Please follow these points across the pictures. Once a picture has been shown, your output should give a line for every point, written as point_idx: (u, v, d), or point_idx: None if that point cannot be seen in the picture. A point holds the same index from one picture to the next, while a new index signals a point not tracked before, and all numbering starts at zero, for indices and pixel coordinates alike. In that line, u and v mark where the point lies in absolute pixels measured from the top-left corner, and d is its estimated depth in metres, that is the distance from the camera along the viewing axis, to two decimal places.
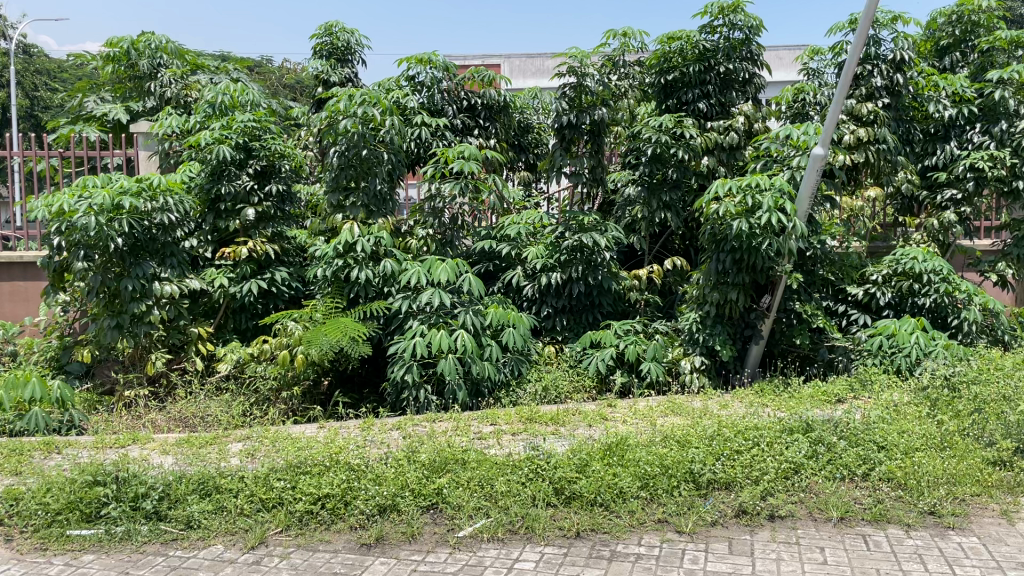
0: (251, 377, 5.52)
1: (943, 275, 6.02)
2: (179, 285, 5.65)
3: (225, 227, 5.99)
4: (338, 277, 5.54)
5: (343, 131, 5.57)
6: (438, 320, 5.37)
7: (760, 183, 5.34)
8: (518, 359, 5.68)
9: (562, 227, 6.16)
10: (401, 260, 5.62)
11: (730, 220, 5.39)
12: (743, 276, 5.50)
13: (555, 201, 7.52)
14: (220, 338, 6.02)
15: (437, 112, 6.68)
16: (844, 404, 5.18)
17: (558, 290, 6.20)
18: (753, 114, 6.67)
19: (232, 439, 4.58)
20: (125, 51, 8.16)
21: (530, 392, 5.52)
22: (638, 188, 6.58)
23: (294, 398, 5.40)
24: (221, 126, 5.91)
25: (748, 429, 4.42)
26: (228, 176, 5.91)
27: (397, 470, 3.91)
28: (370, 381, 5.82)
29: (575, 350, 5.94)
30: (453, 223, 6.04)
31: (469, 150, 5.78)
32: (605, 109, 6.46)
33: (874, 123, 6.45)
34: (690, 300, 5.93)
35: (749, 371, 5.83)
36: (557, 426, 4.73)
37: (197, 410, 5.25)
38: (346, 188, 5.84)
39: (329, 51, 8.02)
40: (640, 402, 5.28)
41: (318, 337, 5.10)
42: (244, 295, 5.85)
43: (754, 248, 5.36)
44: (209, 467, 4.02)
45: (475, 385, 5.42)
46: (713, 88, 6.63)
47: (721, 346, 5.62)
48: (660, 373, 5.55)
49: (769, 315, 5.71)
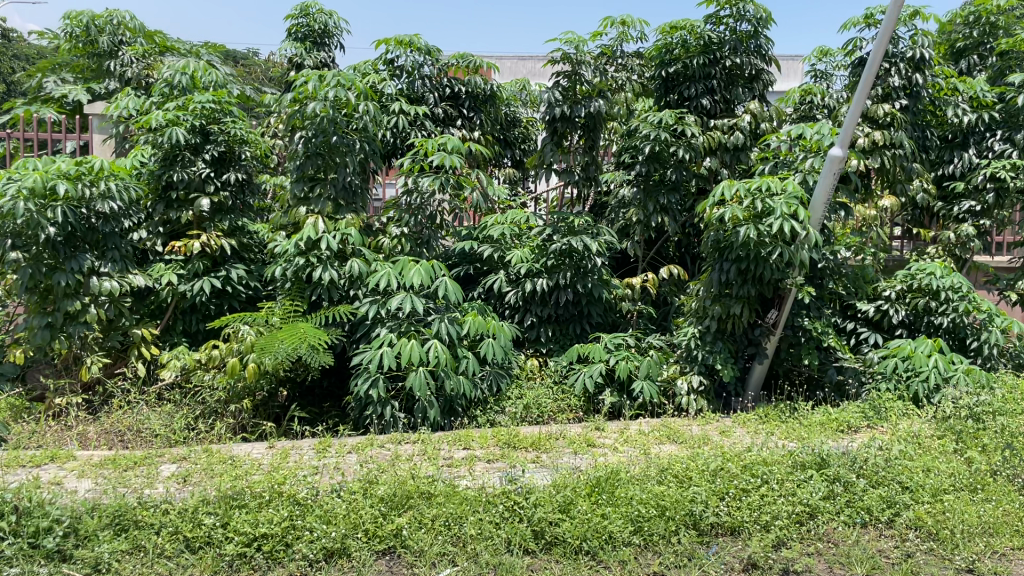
0: (197, 387, 4.92)
1: (961, 293, 5.48)
2: (120, 282, 5.06)
3: (177, 218, 5.39)
4: (299, 277, 4.96)
5: (311, 116, 4.96)
6: (409, 328, 4.82)
7: (772, 186, 4.81)
8: (497, 373, 5.13)
9: (550, 229, 5.64)
10: (370, 260, 5.04)
11: (736, 226, 4.85)
12: (748, 289, 4.96)
13: (543, 202, 7.01)
14: (166, 341, 5.42)
15: (417, 100, 6.12)
16: (858, 434, 4.64)
17: (544, 298, 5.63)
18: (761, 113, 6.10)
19: (165, 460, 4.00)
20: (84, 27, 7.56)
21: (509, 412, 4.98)
22: (633, 189, 6.05)
23: (244, 412, 4.78)
24: (176, 106, 5.30)
25: (756, 464, 3.86)
26: (182, 162, 5.32)
27: (350, 507, 3.33)
28: (332, 395, 5.28)
29: (561, 365, 5.39)
30: (431, 222, 5.43)
31: (451, 142, 5.19)
32: (602, 101, 5.84)
33: (891, 126, 5.95)
34: (689, 313, 5.41)
35: (751, 394, 5.30)
36: (539, 454, 4.18)
37: (133, 423, 4.65)
38: (312, 179, 5.25)
39: (305, 33, 7.47)
40: (632, 426, 4.72)
41: (274, 343, 4.53)
42: (195, 294, 5.25)
43: (762, 257, 4.82)
44: (130, 497, 3.43)
45: (448, 402, 4.86)
46: (718, 83, 6.14)
47: (722, 365, 5.07)
48: (655, 394, 5.00)
49: (774, 332, 5.17)
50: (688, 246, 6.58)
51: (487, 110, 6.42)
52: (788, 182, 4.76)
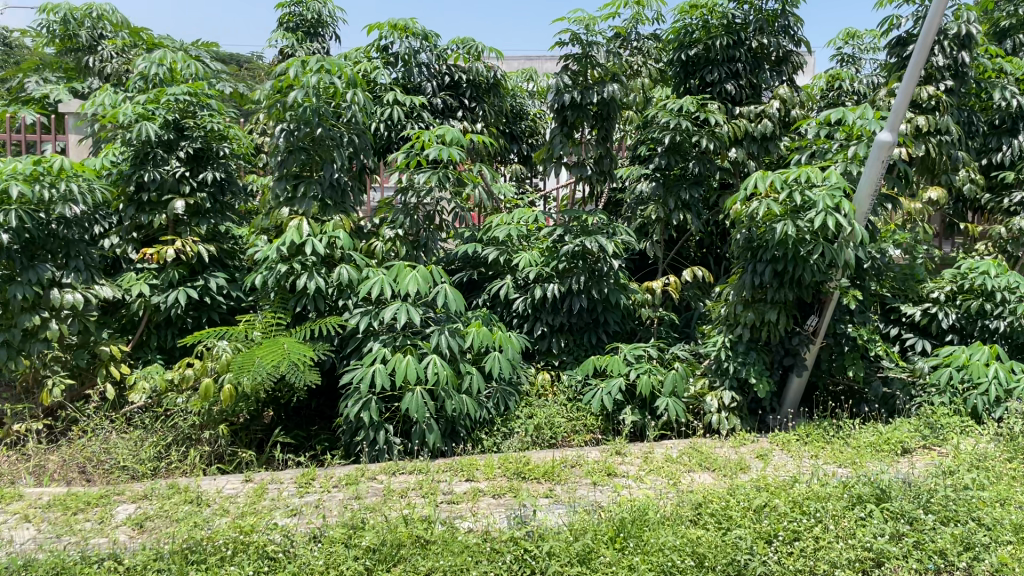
0: (170, 411, 4.40)
1: (1021, 293, 4.86)
2: (84, 294, 4.54)
3: (149, 222, 4.87)
4: (282, 286, 4.43)
5: (291, 106, 4.43)
6: (405, 342, 4.29)
7: (811, 175, 4.26)
8: (505, 391, 4.60)
9: (561, 229, 5.10)
10: (362, 267, 4.51)
11: (771, 222, 4.30)
12: (785, 293, 4.41)
13: (553, 200, 6.49)
14: (138, 359, 4.89)
15: (414, 90, 5.60)
16: (914, 457, 4.07)
17: (555, 305, 5.10)
18: (791, 98, 5.56)
19: (123, 500, 3.47)
20: (61, 20, 7.09)
21: (519, 434, 4.45)
22: (651, 184, 5.53)
23: (221, 439, 4.25)
24: (147, 98, 4.80)
25: (807, 499, 3.30)
26: (154, 161, 4.82)
27: (328, 560, 2.79)
28: (322, 416, 4.73)
29: (575, 380, 4.86)
30: (429, 223, 4.91)
31: (450, 133, 4.64)
32: (617, 86, 5.27)
33: (935, 110, 5.37)
34: (718, 320, 4.86)
35: (789, 411, 4.73)
36: (552, 486, 3.64)
37: (95, 453, 4.12)
38: (296, 177, 4.69)
39: (297, 23, 6.91)
40: (657, 450, 4.18)
41: (252, 362, 4.03)
42: (170, 306, 4.73)
43: (801, 257, 4.27)
44: (70, 550, 2.87)
45: (450, 425, 4.32)
46: (744, 67, 5.59)
47: (757, 379, 4.51)
48: (681, 413, 4.45)
49: (815, 340, 4.60)
50: (710, 245, 6.06)
51: (490, 100, 5.89)
52: (829, 172, 4.21)
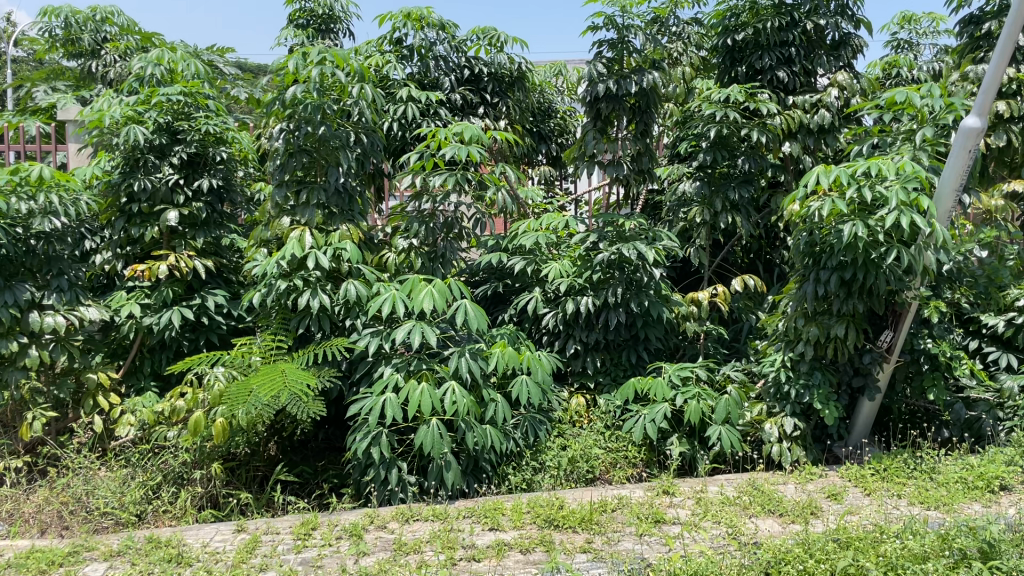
0: (161, 447, 3.94)
1: None
2: (67, 316, 4.09)
3: (139, 236, 4.40)
4: (283, 305, 3.94)
5: (289, 101, 3.94)
6: (420, 367, 3.77)
7: (882, 168, 3.68)
8: (534, 419, 4.06)
9: (595, 235, 4.58)
10: (373, 281, 4.00)
11: (837, 223, 3.74)
12: (854, 304, 3.83)
13: (584, 204, 5.96)
14: (130, 387, 4.43)
15: (432, 85, 5.11)
16: (1016, 496, 3.45)
17: (590, 320, 4.56)
18: (851, 85, 4.99)
19: (93, 559, 2.99)
20: (64, 24, 6.74)
21: (551, 469, 3.92)
22: (695, 184, 4.99)
23: (215, 479, 3.77)
24: (137, 99, 4.37)
25: (903, 556, 2.71)
26: (145, 168, 4.38)
27: None
28: (330, 450, 4.24)
29: (614, 405, 4.31)
30: (447, 232, 4.38)
31: (469, 130, 4.09)
32: (657, 74, 4.71)
33: (1017, 94, 4.75)
34: (776, 335, 4.29)
35: (860, 439, 4.13)
36: (592, 537, 3.09)
37: (74, 496, 3.66)
38: (300, 182, 4.15)
39: (308, 20, 6.47)
40: (712, 489, 3.61)
41: (247, 392, 3.56)
42: (163, 329, 4.27)
43: (873, 263, 3.70)
44: None
45: (472, 461, 3.79)
46: (798, 52, 5.04)
47: (824, 405, 3.93)
48: (737, 443, 3.89)
49: (890, 358, 4.00)
50: (759, 251, 5.49)
51: (515, 95, 5.38)
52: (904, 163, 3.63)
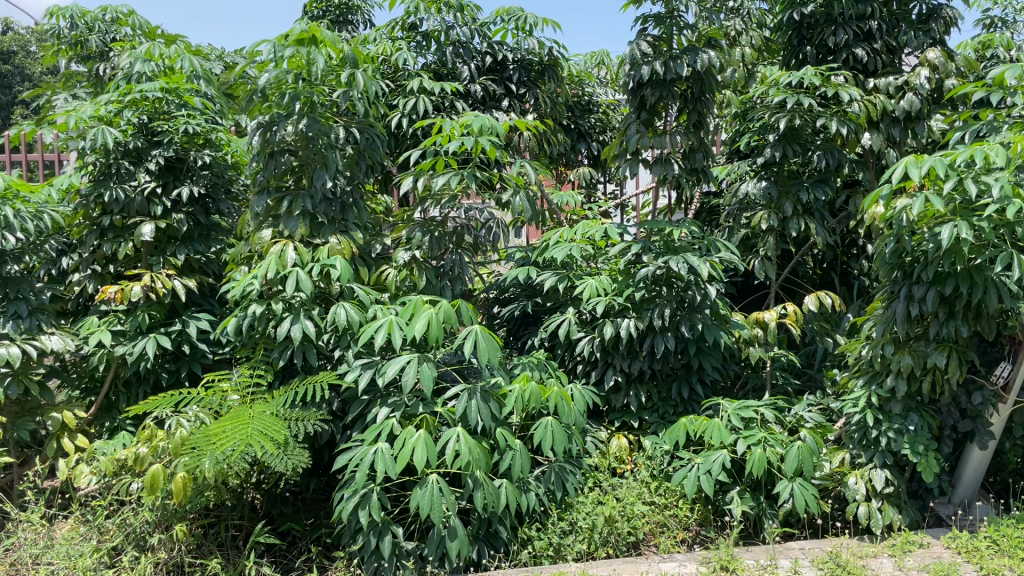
0: (126, 502, 3.36)
1: None
2: (25, 347, 3.53)
3: (112, 253, 3.84)
4: (262, 334, 3.32)
5: (269, 91, 3.33)
6: (421, 408, 3.11)
7: (988, 154, 2.84)
8: (564, 468, 3.37)
9: (638, 246, 3.87)
10: (368, 303, 3.35)
11: (932, 226, 2.95)
12: (962, 329, 3.04)
13: (631, 209, 5.27)
14: (103, 427, 3.88)
15: (451, 76, 4.47)
16: None
17: (632, 346, 3.84)
18: (945, 63, 4.17)
19: None
20: (71, 24, 6.23)
21: (584, 533, 3.21)
22: (758, 183, 4.26)
23: (182, 544, 3.16)
24: (111, 96, 3.82)
25: None
26: (118, 176, 3.83)
27: None
28: (326, 503, 3.64)
29: (661, 450, 3.60)
30: (461, 243, 3.72)
31: (480, 120, 3.40)
32: (713, 52, 3.99)
33: None
34: (860, 366, 3.51)
35: (967, 498, 3.42)
36: None
37: (18, 562, 3.10)
38: (287, 189, 3.54)
39: (324, 11, 5.87)
40: (784, 566, 2.86)
41: (210, 441, 2.94)
42: (136, 360, 3.69)
43: (979, 273, 2.90)
44: None
45: (486, 524, 3.12)
46: (878, 25, 4.28)
47: (923, 456, 3.14)
48: (813, 503, 3.14)
49: (1007, 399, 3.24)
50: (834, 260, 4.73)
51: (547, 84, 4.71)
52: (1015, 145, 2.83)
